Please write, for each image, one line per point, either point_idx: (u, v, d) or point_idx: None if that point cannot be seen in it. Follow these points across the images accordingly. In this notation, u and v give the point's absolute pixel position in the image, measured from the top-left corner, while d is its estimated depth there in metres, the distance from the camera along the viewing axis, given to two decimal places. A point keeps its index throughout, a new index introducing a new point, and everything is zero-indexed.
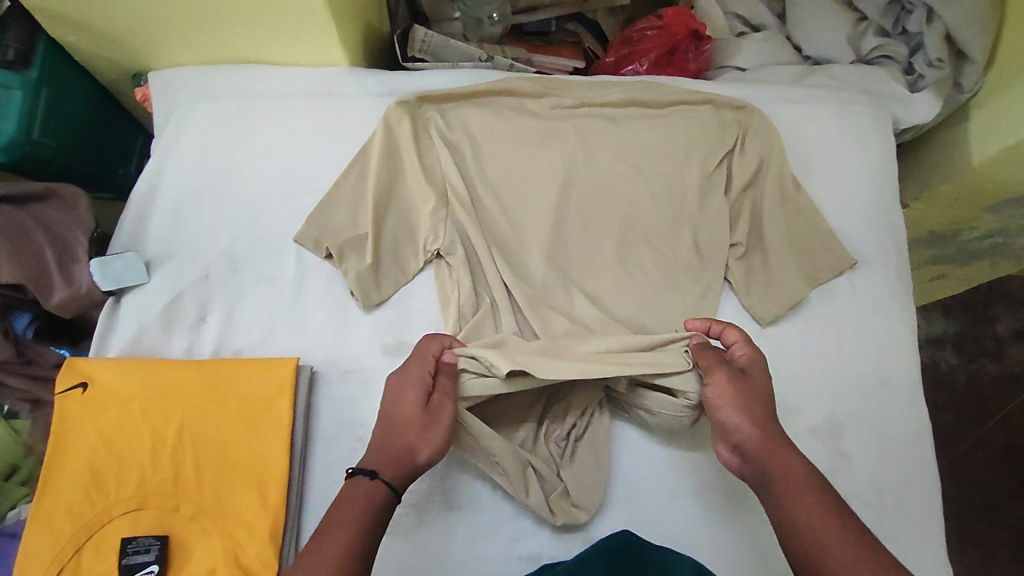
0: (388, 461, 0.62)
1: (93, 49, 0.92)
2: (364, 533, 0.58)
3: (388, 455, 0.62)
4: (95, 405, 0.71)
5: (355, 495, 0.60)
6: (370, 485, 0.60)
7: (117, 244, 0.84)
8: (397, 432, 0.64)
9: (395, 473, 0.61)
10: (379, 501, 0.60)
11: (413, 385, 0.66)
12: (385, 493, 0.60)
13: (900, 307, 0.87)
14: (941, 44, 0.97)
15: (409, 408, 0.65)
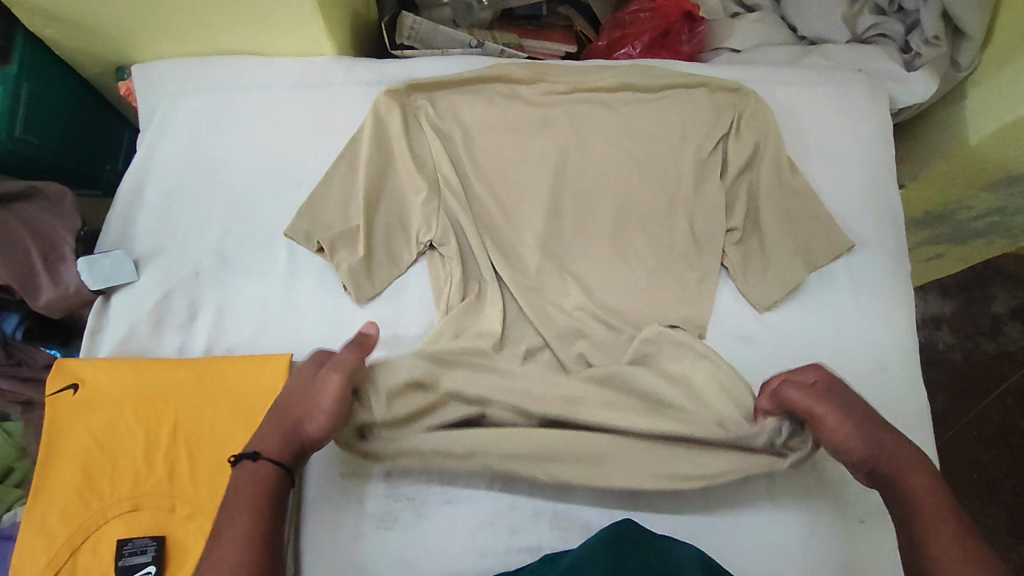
0: (269, 439, 0.64)
1: (74, 42, 0.90)
2: (260, 512, 0.59)
3: (271, 433, 0.64)
4: (88, 407, 0.70)
5: (247, 481, 0.61)
6: (251, 468, 0.61)
7: (105, 243, 0.82)
8: (282, 415, 0.65)
9: (278, 448, 0.63)
10: (266, 480, 0.61)
11: (302, 373, 0.68)
12: (274, 469, 0.62)
13: (898, 290, 0.86)
14: (938, 21, 0.96)
15: (299, 393, 0.66)
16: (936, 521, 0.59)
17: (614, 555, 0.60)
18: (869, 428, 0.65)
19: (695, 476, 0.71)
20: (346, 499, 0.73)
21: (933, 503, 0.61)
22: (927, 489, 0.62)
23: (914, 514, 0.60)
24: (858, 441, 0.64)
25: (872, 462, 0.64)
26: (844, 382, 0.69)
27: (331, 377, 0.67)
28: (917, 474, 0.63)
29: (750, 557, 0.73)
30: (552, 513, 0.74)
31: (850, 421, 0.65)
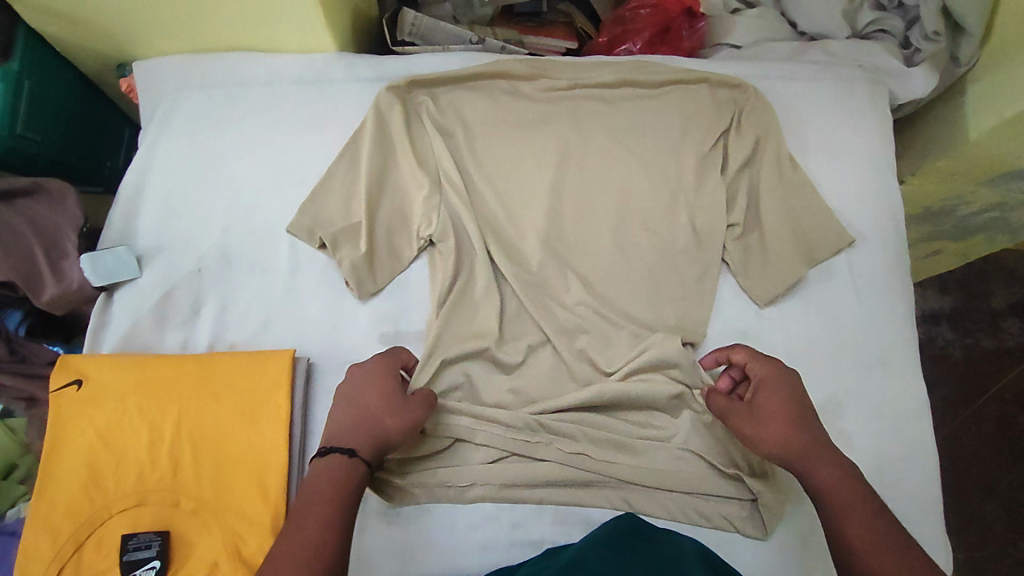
0: (361, 440, 0.62)
1: (75, 39, 0.90)
2: (346, 509, 0.57)
3: (360, 433, 0.63)
4: (92, 403, 0.71)
5: (337, 474, 0.59)
6: (348, 463, 0.60)
7: (108, 239, 0.82)
8: (371, 411, 0.64)
9: (367, 450, 0.62)
10: (354, 479, 0.59)
11: (382, 375, 0.68)
12: (359, 471, 0.61)
13: (898, 285, 0.87)
14: (938, 17, 0.96)
15: (382, 392, 0.66)
16: (836, 512, 0.60)
17: (614, 550, 0.60)
18: (777, 426, 0.65)
19: (689, 483, 0.75)
20: None
21: (837, 494, 0.61)
22: (833, 481, 0.62)
23: (825, 508, 0.61)
24: (764, 441, 0.66)
25: (779, 459, 0.65)
26: (772, 376, 0.69)
27: (417, 404, 0.66)
28: (821, 465, 0.63)
29: (750, 550, 0.73)
30: (555, 507, 0.74)
31: (767, 420, 0.66)
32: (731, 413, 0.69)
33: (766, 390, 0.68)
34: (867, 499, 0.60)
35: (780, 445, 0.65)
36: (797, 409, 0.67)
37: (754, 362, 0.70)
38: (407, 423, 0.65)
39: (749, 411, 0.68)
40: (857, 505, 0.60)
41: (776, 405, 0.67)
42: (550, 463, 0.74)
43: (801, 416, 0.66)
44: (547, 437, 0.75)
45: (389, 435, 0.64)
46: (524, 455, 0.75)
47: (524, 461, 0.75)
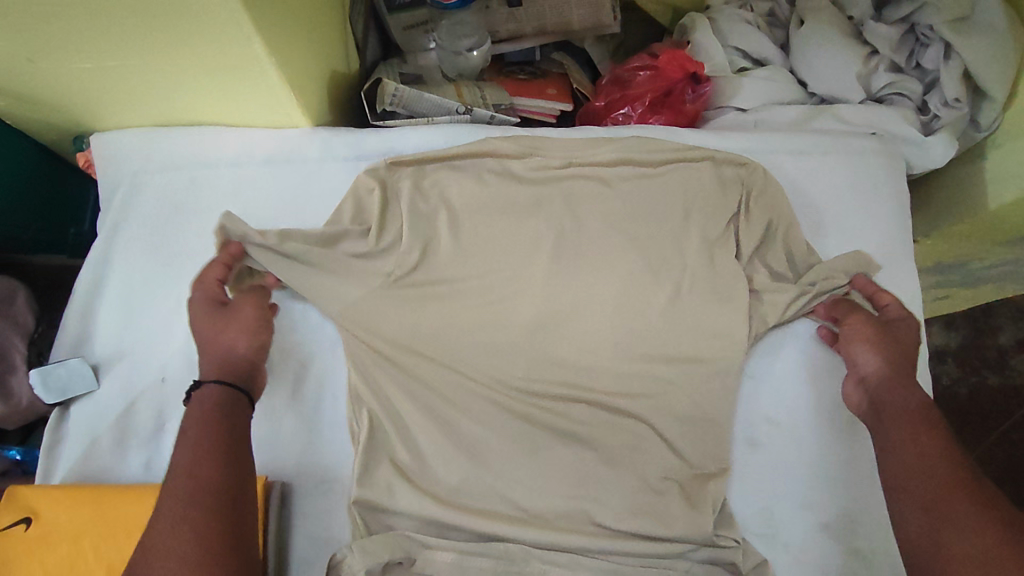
0: (206, 367, 0.67)
1: (26, 113, 0.82)
2: (217, 434, 0.61)
3: (205, 364, 0.68)
4: (42, 544, 0.64)
5: (206, 404, 0.63)
6: (211, 393, 0.64)
7: (61, 348, 0.75)
8: (211, 342, 0.70)
9: (217, 372, 0.68)
10: (218, 402, 0.64)
11: (203, 303, 0.72)
12: (229, 392, 0.65)
13: (916, 379, 0.81)
14: (959, 84, 0.90)
15: (210, 319, 0.71)
16: (903, 424, 0.65)
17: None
18: (884, 348, 0.73)
19: None
20: None
21: (915, 413, 0.66)
22: (909, 402, 0.67)
23: (891, 417, 0.67)
24: (867, 355, 0.73)
25: (869, 375, 0.72)
26: (909, 324, 0.76)
27: (244, 309, 0.73)
28: (907, 390, 0.68)
29: None
30: None
31: (873, 341, 0.73)
32: (852, 322, 0.76)
33: (899, 326, 0.75)
34: (940, 427, 0.64)
35: (875, 364, 0.72)
36: (908, 349, 0.73)
37: (898, 307, 0.77)
38: (243, 331, 0.71)
39: (873, 329, 0.74)
40: (930, 422, 0.64)
41: (892, 335, 0.74)
42: None
43: (906, 357, 0.72)
44: (539, 567, 0.69)
45: (236, 350, 0.70)
46: None
47: None
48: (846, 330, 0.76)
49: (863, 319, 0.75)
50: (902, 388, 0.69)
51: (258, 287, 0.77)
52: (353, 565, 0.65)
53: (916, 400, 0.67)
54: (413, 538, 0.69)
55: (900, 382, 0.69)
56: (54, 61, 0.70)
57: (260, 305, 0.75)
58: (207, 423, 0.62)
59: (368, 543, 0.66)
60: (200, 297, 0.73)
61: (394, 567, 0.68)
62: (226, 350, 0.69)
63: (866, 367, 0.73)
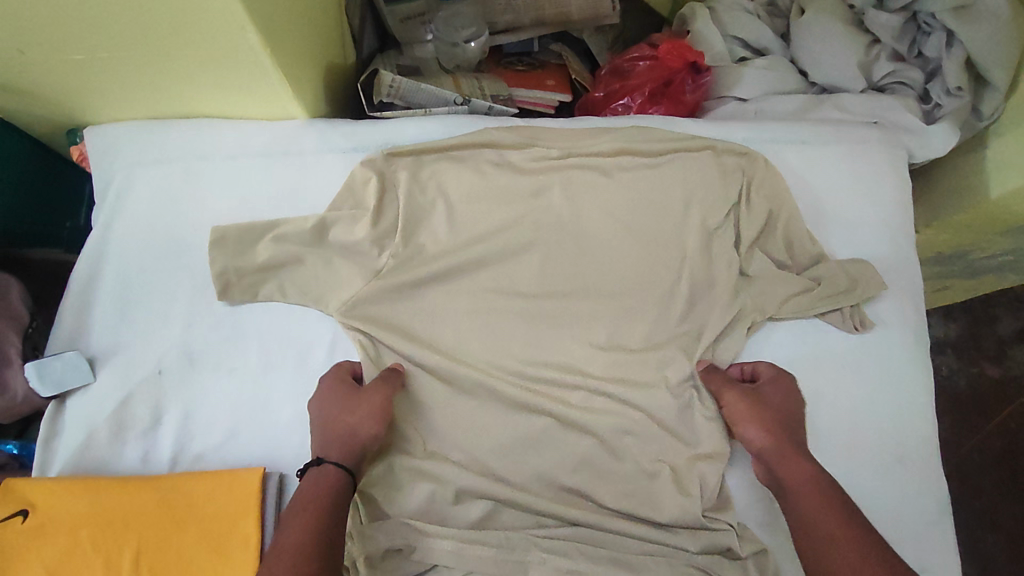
0: (332, 449, 0.66)
1: (18, 106, 0.81)
2: (322, 520, 0.60)
3: (328, 442, 0.67)
4: (41, 535, 0.65)
5: (317, 486, 0.63)
6: (320, 472, 0.64)
7: (55, 343, 0.74)
8: (336, 421, 0.68)
9: (340, 454, 0.66)
10: (331, 483, 0.63)
11: (336, 386, 0.71)
12: (344, 480, 0.64)
13: (918, 370, 0.81)
14: (962, 71, 0.89)
15: (340, 401, 0.70)
16: (806, 502, 0.65)
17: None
18: (767, 420, 0.71)
19: None
20: None
21: (810, 494, 0.65)
22: (806, 477, 0.66)
23: (795, 497, 0.66)
24: (752, 430, 0.71)
25: (761, 451, 0.70)
26: (778, 384, 0.75)
27: (375, 393, 0.70)
28: (799, 464, 0.68)
29: None
30: None
31: (752, 412, 0.72)
32: (727, 398, 0.74)
33: (772, 393, 0.74)
34: (844, 508, 0.63)
35: (759, 438, 0.70)
36: (789, 415, 0.72)
37: (771, 369, 0.76)
38: (372, 416, 0.69)
39: (742, 401, 0.73)
40: (823, 504, 0.64)
41: (769, 401, 0.73)
42: None
43: (783, 425, 0.71)
44: (539, 556, 0.70)
45: (358, 434, 0.67)
46: None
47: None
48: (726, 407, 0.74)
49: (737, 394, 0.73)
50: (793, 465, 0.68)
51: (394, 371, 0.74)
52: (352, 551, 0.68)
53: (808, 478, 0.66)
54: (415, 527, 0.70)
55: (788, 458, 0.68)
56: (44, 53, 0.70)
57: (394, 389, 0.72)
58: (318, 507, 0.61)
59: (367, 530, 0.69)
60: (326, 382, 0.72)
61: (395, 554, 0.70)
62: (350, 433, 0.67)
63: (755, 442, 0.71)
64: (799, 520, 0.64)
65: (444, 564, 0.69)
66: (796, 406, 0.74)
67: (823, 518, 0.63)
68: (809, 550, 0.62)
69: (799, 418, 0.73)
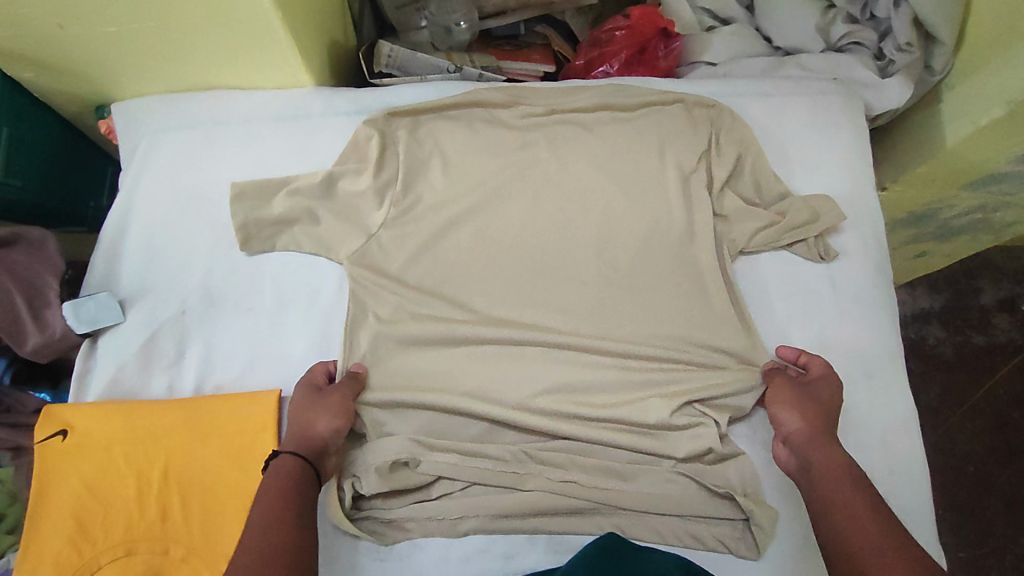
0: (289, 442, 0.70)
1: (53, 84, 0.90)
2: (278, 505, 0.63)
3: (289, 438, 0.71)
4: (78, 453, 0.70)
5: (277, 475, 0.66)
6: (283, 463, 0.67)
7: (89, 287, 0.82)
8: (295, 417, 0.72)
9: (296, 446, 0.70)
10: (290, 472, 0.66)
11: (303, 389, 0.75)
12: (302, 469, 0.67)
13: (883, 297, 0.87)
14: (911, 28, 0.97)
15: (302, 402, 0.74)
16: (833, 483, 0.67)
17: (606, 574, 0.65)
18: (806, 408, 0.74)
19: (686, 505, 0.75)
20: (340, 532, 0.73)
21: (837, 475, 0.68)
22: (835, 463, 0.69)
23: (819, 479, 0.69)
24: (790, 416, 0.74)
25: (791, 436, 0.74)
26: (827, 381, 0.77)
27: (335, 392, 0.74)
28: (829, 450, 0.70)
29: (751, 560, 0.73)
30: (548, 536, 0.74)
31: (795, 401, 0.75)
32: (775, 384, 0.77)
33: (820, 386, 0.76)
34: (867, 492, 0.66)
35: (794, 422, 0.74)
36: (830, 408, 0.75)
37: (822, 364, 0.78)
38: (331, 411, 0.73)
39: (783, 391, 0.76)
40: (851, 485, 0.67)
41: (821, 393, 0.76)
42: (539, 492, 0.75)
43: (825, 414, 0.74)
44: (536, 467, 0.76)
45: (316, 429, 0.71)
46: (514, 487, 0.75)
47: (513, 492, 0.75)
48: (769, 392, 0.78)
49: (785, 381, 0.77)
50: (820, 448, 0.71)
51: (356, 376, 0.77)
52: (364, 462, 0.75)
53: (835, 459, 0.69)
54: (419, 443, 0.76)
55: (814, 441, 0.71)
56: (81, 27, 0.78)
57: (356, 393, 0.76)
58: (282, 493, 0.65)
59: (379, 443, 0.76)
60: (297, 389, 0.76)
61: (401, 468, 0.76)
62: (306, 428, 0.71)
63: (789, 428, 0.74)
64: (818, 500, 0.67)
65: (446, 477, 0.75)
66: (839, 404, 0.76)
67: (848, 498, 0.66)
68: (829, 529, 0.65)
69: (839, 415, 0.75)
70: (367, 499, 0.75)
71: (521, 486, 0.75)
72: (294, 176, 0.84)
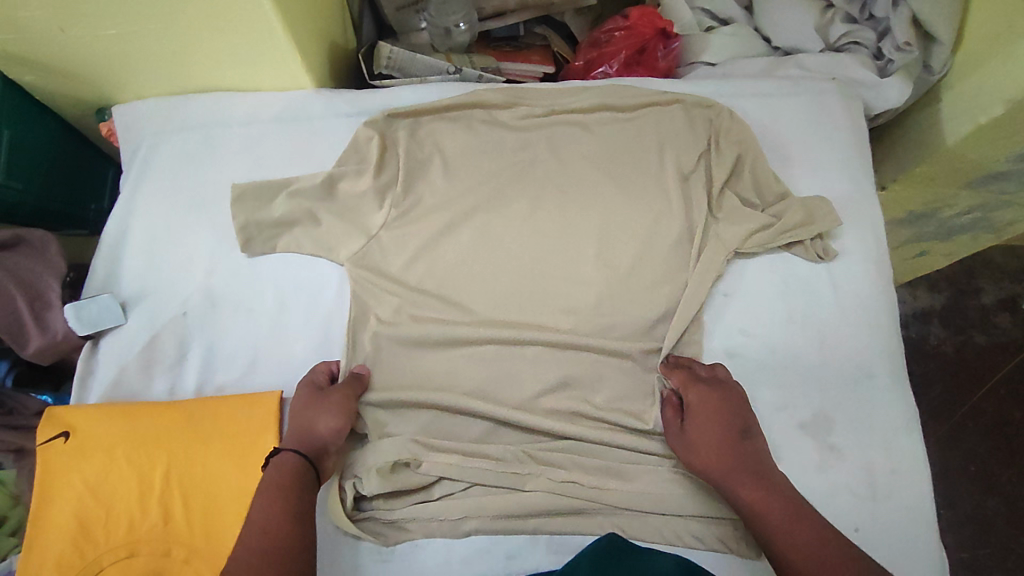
0: (291, 441, 0.70)
1: (54, 87, 0.90)
2: (280, 505, 0.63)
3: (290, 436, 0.71)
4: (80, 454, 0.71)
5: (279, 475, 0.66)
6: (285, 463, 0.67)
7: (90, 289, 0.82)
8: (298, 416, 0.72)
9: (298, 445, 0.70)
10: (291, 472, 0.66)
11: (305, 388, 0.75)
12: (303, 470, 0.67)
13: (883, 296, 0.87)
14: (908, 28, 0.97)
15: (305, 401, 0.74)
16: (767, 526, 0.65)
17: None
18: (705, 446, 0.72)
19: (687, 505, 0.75)
20: (342, 533, 0.73)
21: (762, 511, 0.66)
22: (759, 501, 0.67)
23: (756, 524, 0.66)
24: (694, 464, 0.72)
25: (708, 480, 0.71)
26: (706, 406, 0.74)
27: (338, 393, 0.74)
28: (746, 486, 0.68)
29: (752, 559, 0.73)
30: (548, 536, 0.74)
31: (699, 437, 0.73)
32: (673, 428, 0.75)
33: (700, 414, 0.74)
34: (794, 517, 0.65)
35: (701, 464, 0.71)
36: (734, 430, 0.72)
37: (694, 387, 0.75)
38: (333, 412, 0.73)
39: (687, 428, 0.74)
40: (781, 517, 0.65)
41: (702, 421, 0.73)
42: (541, 493, 0.75)
43: (732, 441, 0.71)
44: (538, 468, 0.76)
45: (318, 429, 0.71)
46: (515, 487, 0.75)
47: (514, 492, 0.75)
48: (670, 439, 0.75)
49: (678, 429, 0.74)
50: (736, 484, 0.69)
51: (359, 378, 0.77)
52: (365, 462, 0.75)
53: (754, 494, 0.67)
54: (420, 443, 0.76)
55: (727, 477, 0.69)
56: (82, 30, 0.78)
57: (358, 393, 0.76)
58: (283, 490, 0.65)
59: (380, 444, 0.76)
60: (300, 387, 0.75)
61: (402, 468, 0.76)
62: (309, 427, 0.71)
63: (704, 474, 0.72)
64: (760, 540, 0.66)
65: (447, 477, 0.75)
66: (733, 416, 0.73)
67: (780, 535, 0.64)
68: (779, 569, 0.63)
69: (746, 424, 0.73)
70: (368, 499, 0.75)
71: (522, 486, 0.75)
72: (295, 178, 0.84)
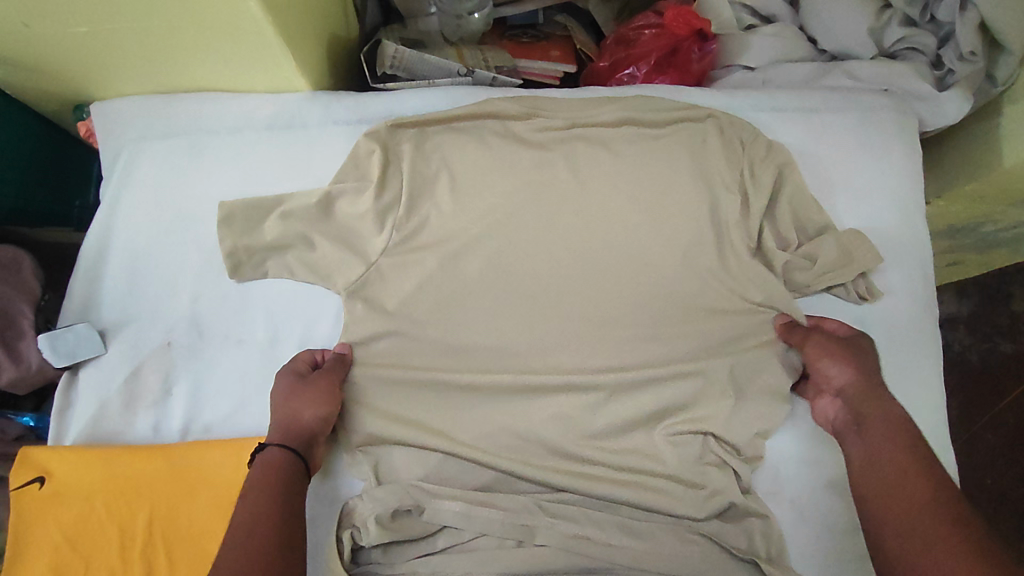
0: (274, 432, 0.67)
1: (25, 82, 0.82)
2: (274, 500, 0.60)
3: (274, 428, 0.67)
4: (57, 502, 0.66)
5: (267, 468, 0.63)
6: (272, 457, 0.64)
7: (67, 314, 0.76)
8: (282, 405, 0.69)
9: (284, 438, 0.66)
10: (278, 465, 0.63)
11: (284, 375, 0.71)
12: (291, 459, 0.65)
13: (927, 340, 0.80)
14: (976, 36, 0.86)
15: (286, 390, 0.70)
16: (881, 437, 0.66)
17: None
18: (850, 360, 0.71)
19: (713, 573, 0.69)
20: None
21: (881, 430, 0.66)
22: (886, 416, 0.67)
23: (872, 432, 0.67)
24: (834, 370, 0.71)
25: (840, 391, 0.71)
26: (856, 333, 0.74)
27: (319, 379, 0.70)
28: (877, 404, 0.68)
29: None
30: None
31: (839, 356, 0.72)
32: (811, 339, 0.74)
33: (856, 340, 0.73)
34: (914, 446, 0.64)
35: (841, 378, 0.71)
36: (869, 362, 0.71)
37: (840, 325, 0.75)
38: (318, 399, 0.69)
39: (824, 346, 0.73)
40: (893, 439, 0.65)
41: (846, 348, 0.72)
42: (550, 550, 0.69)
43: (871, 369, 0.71)
44: (547, 520, 0.70)
45: (301, 418, 0.68)
46: (523, 541, 0.69)
47: (523, 546, 0.69)
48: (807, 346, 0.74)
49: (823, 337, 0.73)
50: (865, 404, 0.68)
51: (342, 359, 0.73)
52: (364, 511, 0.69)
53: (879, 415, 0.67)
54: (424, 489, 0.71)
55: (858, 397, 0.69)
56: (50, 27, 0.70)
57: (340, 378, 0.72)
58: (271, 492, 0.61)
59: (379, 491, 0.70)
60: (279, 378, 0.71)
61: (404, 515, 0.70)
62: (292, 417, 0.67)
63: (835, 383, 0.71)
64: (860, 461, 0.66)
65: (452, 527, 0.70)
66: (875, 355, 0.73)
67: (886, 455, 0.64)
68: (867, 485, 0.65)
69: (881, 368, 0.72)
70: (366, 551, 0.70)
71: (533, 540, 0.69)
72: (288, 195, 0.76)
